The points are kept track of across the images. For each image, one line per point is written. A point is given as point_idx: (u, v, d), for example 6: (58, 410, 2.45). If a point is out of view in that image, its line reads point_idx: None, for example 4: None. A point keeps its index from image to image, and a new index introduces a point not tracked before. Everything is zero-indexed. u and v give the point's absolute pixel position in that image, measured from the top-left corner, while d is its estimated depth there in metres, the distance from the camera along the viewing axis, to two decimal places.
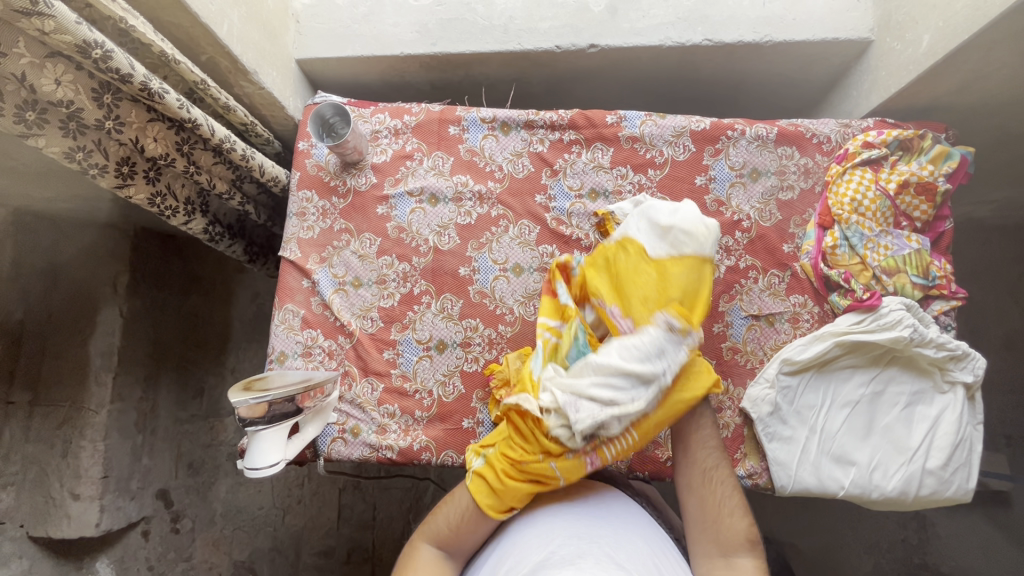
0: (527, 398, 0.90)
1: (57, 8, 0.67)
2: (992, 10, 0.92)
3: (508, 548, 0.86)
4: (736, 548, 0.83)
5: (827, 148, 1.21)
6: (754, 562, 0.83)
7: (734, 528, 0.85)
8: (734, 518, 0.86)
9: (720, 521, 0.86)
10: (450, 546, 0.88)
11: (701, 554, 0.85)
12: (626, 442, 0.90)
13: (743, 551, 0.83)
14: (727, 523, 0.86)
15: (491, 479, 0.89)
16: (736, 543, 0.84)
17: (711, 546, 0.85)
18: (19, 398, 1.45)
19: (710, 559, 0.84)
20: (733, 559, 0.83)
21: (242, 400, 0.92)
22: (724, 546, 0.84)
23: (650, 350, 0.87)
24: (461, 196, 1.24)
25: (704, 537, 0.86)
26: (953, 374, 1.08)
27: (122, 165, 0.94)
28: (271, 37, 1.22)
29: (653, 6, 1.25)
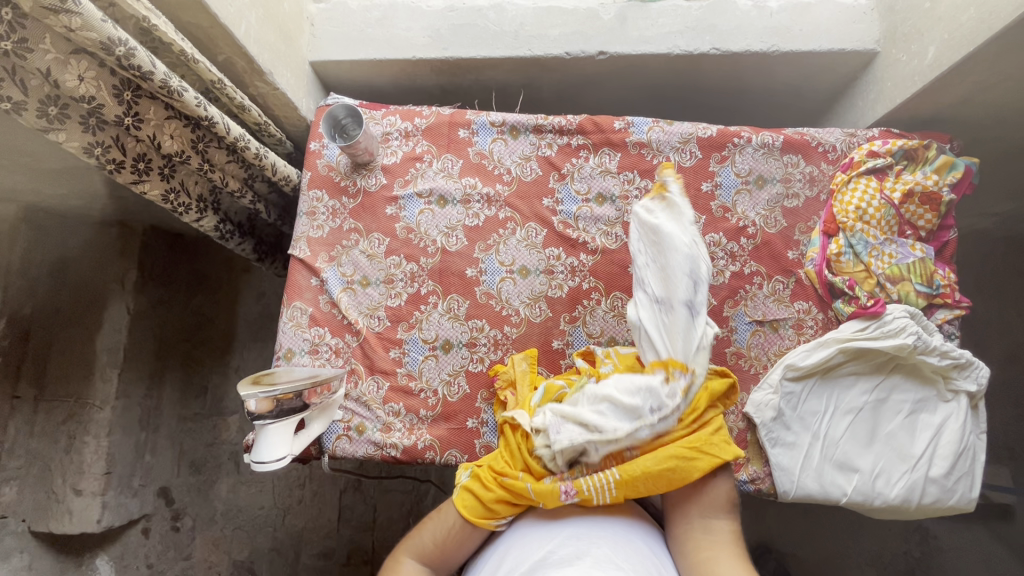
0: (522, 414, 0.99)
1: (84, 6, 0.69)
2: (997, 23, 0.93)
3: (505, 548, 0.86)
4: (716, 510, 0.89)
5: (833, 157, 1.22)
6: (732, 522, 0.88)
7: (718, 492, 0.90)
8: (715, 483, 0.91)
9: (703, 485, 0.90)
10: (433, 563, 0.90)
11: (682, 518, 0.90)
12: (610, 485, 0.88)
13: (723, 512, 0.89)
14: (710, 488, 0.90)
15: (474, 488, 0.92)
16: (718, 506, 0.89)
17: (694, 508, 0.89)
18: (25, 393, 1.43)
19: (691, 522, 0.88)
20: (714, 521, 0.88)
21: (253, 394, 0.93)
22: (707, 509, 0.89)
23: (642, 389, 0.92)
24: (469, 198, 1.25)
25: (685, 499, 0.91)
26: (956, 382, 1.09)
27: (138, 161, 0.96)
28: (287, 39, 1.24)
29: (661, 15, 1.27)
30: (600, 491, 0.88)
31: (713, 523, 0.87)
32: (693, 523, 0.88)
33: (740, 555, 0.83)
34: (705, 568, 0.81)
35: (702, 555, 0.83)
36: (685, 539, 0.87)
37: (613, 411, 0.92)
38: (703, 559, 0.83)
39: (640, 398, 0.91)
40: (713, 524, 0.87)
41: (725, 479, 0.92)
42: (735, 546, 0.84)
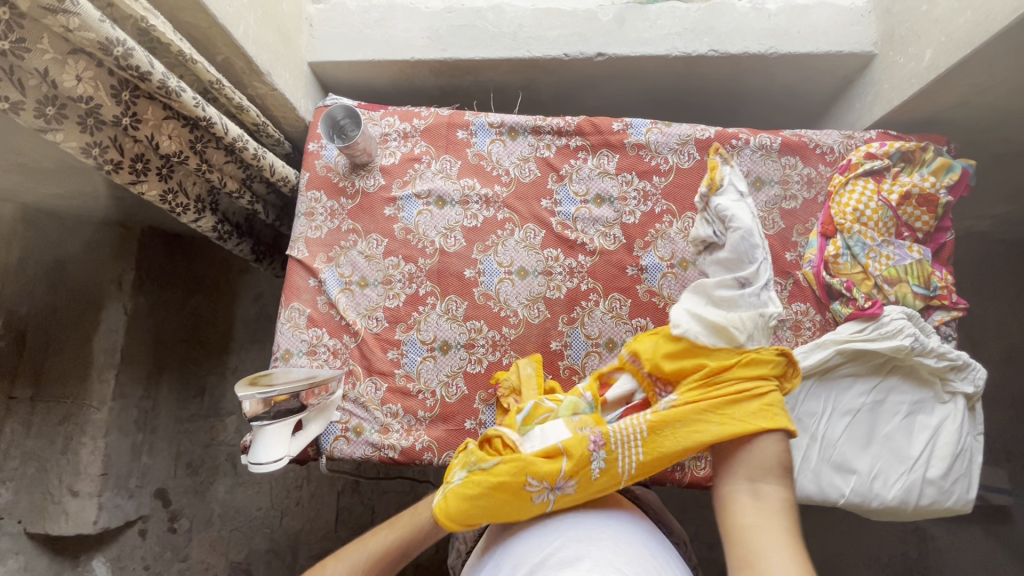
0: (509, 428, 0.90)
1: (83, 7, 0.69)
2: (994, 25, 0.94)
3: (508, 545, 0.84)
4: (767, 474, 0.78)
5: (830, 159, 1.23)
6: (787, 490, 0.77)
7: (771, 454, 0.79)
8: (769, 445, 0.80)
9: (753, 444, 0.80)
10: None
11: (727, 479, 0.80)
12: (631, 455, 0.83)
13: (776, 478, 0.77)
14: (761, 448, 0.80)
15: (478, 484, 0.82)
16: (769, 470, 0.78)
17: (742, 467, 0.79)
18: (21, 393, 1.41)
19: (736, 484, 0.78)
20: (764, 486, 0.77)
21: (248, 395, 0.93)
22: (756, 473, 0.78)
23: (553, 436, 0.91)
24: (468, 199, 1.25)
25: (732, 459, 0.81)
26: (952, 384, 1.09)
27: (136, 161, 0.96)
28: (285, 40, 1.24)
29: (660, 17, 1.27)
30: (621, 462, 0.83)
31: (763, 488, 0.77)
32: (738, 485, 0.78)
33: (791, 528, 0.72)
34: (743, 537, 0.72)
35: (743, 521, 0.74)
36: (727, 500, 0.78)
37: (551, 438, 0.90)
38: (743, 526, 0.73)
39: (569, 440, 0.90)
40: (763, 490, 0.77)
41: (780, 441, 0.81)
42: (787, 515, 0.74)
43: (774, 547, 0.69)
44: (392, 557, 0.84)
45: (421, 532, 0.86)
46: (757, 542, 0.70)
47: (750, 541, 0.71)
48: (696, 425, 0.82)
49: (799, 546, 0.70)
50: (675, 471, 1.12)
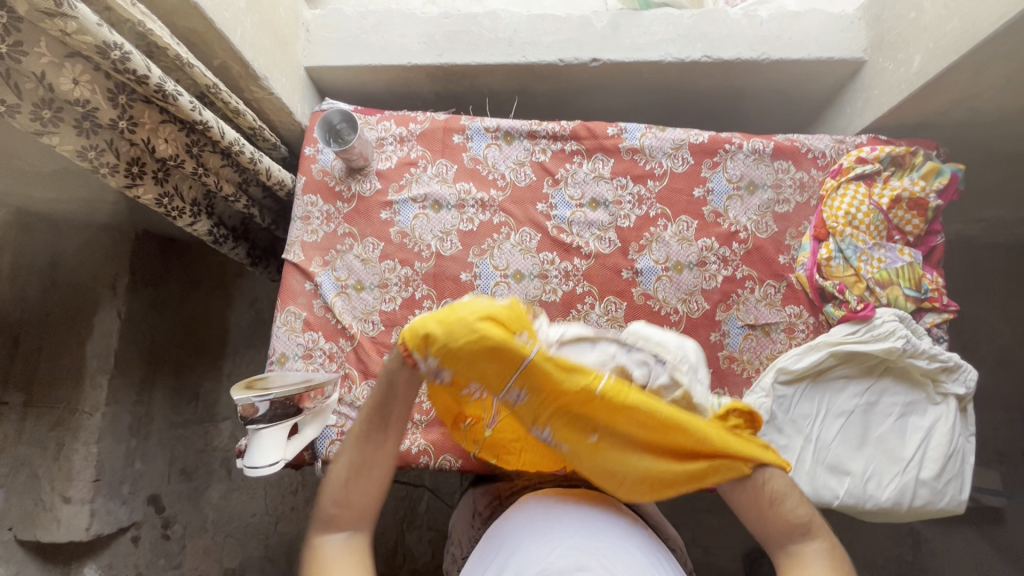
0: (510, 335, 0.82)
1: (80, 10, 0.70)
2: (981, 32, 0.95)
3: (504, 562, 0.76)
4: (797, 539, 0.73)
5: (822, 163, 1.24)
6: (822, 541, 0.73)
7: (791, 515, 0.74)
8: (786, 506, 0.74)
9: (769, 511, 0.74)
10: (352, 522, 0.77)
11: (767, 550, 0.76)
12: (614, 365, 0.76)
13: (805, 538, 0.73)
14: (781, 511, 0.74)
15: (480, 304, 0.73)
16: (796, 532, 0.73)
17: (769, 536, 0.75)
18: (14, 400, 1.43)
19: (776, 557, 0.74)
20: (800, 552, 0.72)
21: (246, 398, 0.96)
22: (785, 541, 0.73)
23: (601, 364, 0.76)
24: (463, 203, 1.26)
25: (760, 534, 0.76)
26: (945, 385, 1.10)
27: (132, 165, 0.96)
28: (282, 44, 1.25)
29: (653, 24, 1.29)
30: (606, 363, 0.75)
31: (800, 555, 0.72)
32: (779, 560, 0.74)
33: None
34: None
35: None
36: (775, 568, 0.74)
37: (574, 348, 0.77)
38: None
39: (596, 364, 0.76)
40: (801, 558, 0.72)
41: (794, 494, 0.75)
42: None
43: None
44: (373, 421, 0.80)
45: (385, 384, 0.80)
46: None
47: None
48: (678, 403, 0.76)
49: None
50: None
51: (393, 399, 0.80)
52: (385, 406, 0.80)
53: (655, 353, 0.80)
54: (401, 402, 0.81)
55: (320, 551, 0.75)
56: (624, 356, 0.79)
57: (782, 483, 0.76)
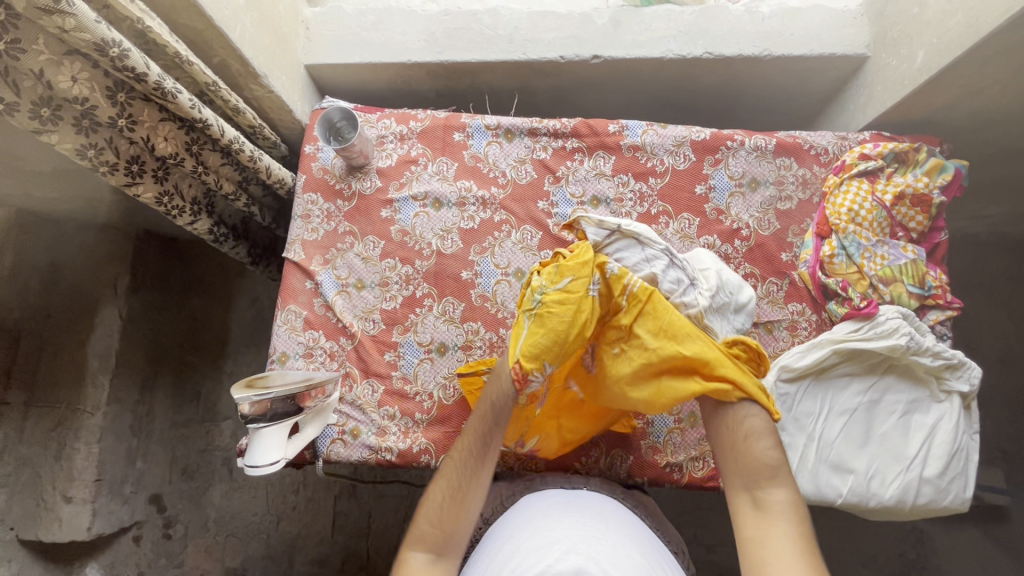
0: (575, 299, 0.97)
1: (78, 7, 0.69)
2: (984, 27, 0.95)
3: (504, 562, 0.75)
4: (763, 480, 0.79)
5: (824, 160, 1.24)
6: (788, 491, 0.78)
7: (762, 455, 0.80)
8: (757, 447, 0.81)
9: (741, 446, 0.82)
10: (440, 545, 0.81)
11: (731, 488, 0.82)
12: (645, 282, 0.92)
13: (771, 481, 0.79)
14: (752, 449, 0.81)
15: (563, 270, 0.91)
16: (763, 473, 0.79)
17: (738, 474, 0.81)
18: (14, 399, 1.41)
19: (739, 493, 0.81)
20: (763, 493, 0.78)
21: (247, 396, 0.95)
22: (751, 480, 0.80)
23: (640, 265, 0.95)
24: (464, 201, 1.25)
25: (728, 471, 0.83)
26: (949, 383, 1.09)
27: (132, 163, 0.96)
28: (282, 42, 1.24)
29: (655, 20, 1.28)
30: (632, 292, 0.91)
31: (763, 496, 0.78)
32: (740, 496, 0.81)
33: (799, 533, 0.74)
34: (749, 546, 0.75)
35: (746, 531, 0.76)
36: (735, 510, 0.80)
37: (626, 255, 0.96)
38: (747, 535, 0.76)
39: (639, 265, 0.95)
40: (763, 497, 0.78)
41: (767, 437, 0.82)
42: (791, 522, 0.75)
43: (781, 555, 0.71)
44: (473, 448, 0.89)
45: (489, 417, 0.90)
46: (765, 561, 0.72)
47: (757, 554, 0.73)
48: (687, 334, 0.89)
49: (808, 555, 0.71)
50: (674, 472, 1.11)
51: (494, 433, 0.89)
52: (486, 437, 0.89)
53: (693, 277, 0.94)
54: (500, 432, 0.90)
55: (405, 566, 0.80)
56: (664, 269, 0.94)
57: (756, 424, 0.83)
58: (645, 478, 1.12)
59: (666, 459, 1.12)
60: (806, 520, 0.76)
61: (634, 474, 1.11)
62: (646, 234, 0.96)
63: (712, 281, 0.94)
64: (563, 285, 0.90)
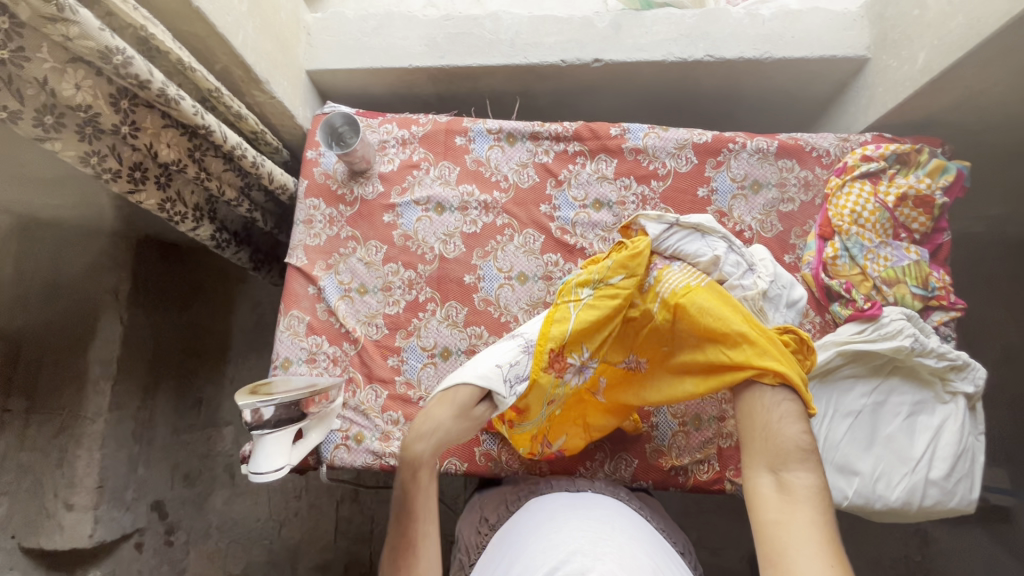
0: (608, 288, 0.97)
1: (82, 15, 0.69)
2: (986, 28, 0.95)
3: (513, 565, 0.75)
4: (789, 461, 0.78)
5: (826, 161, 1.24)
6: (815, 477, 0.76)
7: (792, 438, 0.79)
8: (788, 429, 0.80)
9: (772, 428, 0.81)
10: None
11: (752, 472, 0.80)
12: (685, 284, 0.93)
13: (798, 464, 0.77)
14: (782, 432, 0.80)
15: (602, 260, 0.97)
16: (792, 456, 0.78)
17: (763, 455, 0.80)
18: (16, 406, 1.42)
19: (762, 475, 0.79)
20: (788, 476, 0.77)
21: (249, 404, 0.94)
22: (776, 461, 0.78)
23: (704, 250, 0.98)
24: (467, 205, 1.25)
25: (753, 451, 0.82)
26: (953, 384, 1.09)
27: (134, 170, 0.96)
28: (284, 48, 1.24)
29: (655, 23, 1.28)
30: (668, 286, 0.93)
31: (787, 478, 0.76)
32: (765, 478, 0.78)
33: (822, 518, 0.71)
34: (771, 529, 0.72)
35: (767, 516, 0.74)
36: (754, 494, 0.78)
37: (687, 241, 0.98)
38: (769, 520, 0.73)
39: (700, 251, 0.97)
40: (787, 479, 0.76)
41: (799, 422, 0.81)
42: (814, 506, 0.73)
43: (806, 538, 0.68)
44: (401, 545, 0.80)
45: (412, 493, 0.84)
46: (782, 539, 0.70)
47: (777, 538, 0.70)
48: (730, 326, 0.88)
49: (830, 539, 0.68)
50: (679, 475, 1.11)
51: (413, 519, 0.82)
52: (405, 528, 0.81)
53: (750, 263, 1.00)
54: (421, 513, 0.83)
55: None
56: (724, 251, 0.98)
57: (789, 408, 0.83)
58: (650, 481, 1.11)
59: (672, 462, 1.11)
60: (830, 508, 0.73)
61: (639, 477, 1.11)
62: (706, 224, 0.99)
63: (768, 272, 1.01)
64: (614, 282, 0.94)
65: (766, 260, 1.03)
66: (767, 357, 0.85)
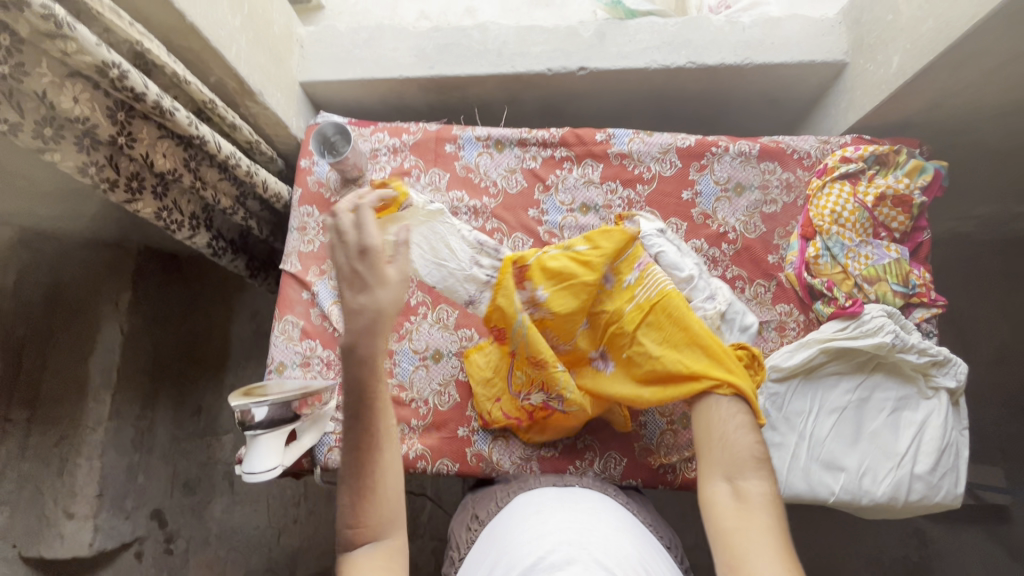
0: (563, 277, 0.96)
1: (79, 32, 0.73)
2: (956, 31, 0.98)
3: (498, 558, 0.76)
4: (744, 471, 0.80)
5: (808, 163, 1.27)
6: (767, 486, 0.79)
7: (747, 447, 0.82)
8: (741, 439, 0.82)
9: (726, 436, 0.83)
10: (375, 532, 0.67)
11: (708, 480, 0.81)
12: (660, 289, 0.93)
13: (753, 474, 0.79)
14: (737, 442, 0.82)
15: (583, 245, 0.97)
16: (747, 465, 0.80)
17: (720, 464, 0.82)
18: (18, 416, 1.43)
19: (718, 484, 0.80)
20: (743, 484, 0.79)
21: (241, 404, 0.98)
22: (733, 470, 0.80)
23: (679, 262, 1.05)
24: (456, 211, 1.28)
25: (709, 459, 0.83)
26: (936, 379, 1.11)
27: (132, 179, 0.98)
28: (277, 60, 1.28)
29: (639, 32, 1.32)
30: (645, 288, 0.93)
31: (743, 486, 0.78)
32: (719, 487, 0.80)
33: (777, 525, 0.74)
34: (731, 538, 0.73)
35: (726, 526, 0.75)
36: (710, 502, 0.79)
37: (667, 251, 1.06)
38: (728, 531, 0.74)
39: (677, 261, 1.05)
40: (742, 487, 0.78)
41: (752, 432, 0.83)
42: (769, 513, 0.75)
43: (765, 546, 0.70)
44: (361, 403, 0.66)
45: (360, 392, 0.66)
46: (741, 547, 0.71)
47: (738, 549, 0.71)
48: (693, 336, 0.90)
49: (784, 546, 0.71)
50: (667, 473, 1.13)
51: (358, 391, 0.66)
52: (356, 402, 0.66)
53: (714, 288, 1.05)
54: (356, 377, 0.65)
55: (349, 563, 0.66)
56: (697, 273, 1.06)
57: (744, 419, 0.85)
58: (638, 480, 1.13)
59: (660, 460, 1.13)
60: (782, 515, 0.76)
61: (627, 476, 1.13)
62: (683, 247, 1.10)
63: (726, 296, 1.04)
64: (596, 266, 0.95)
65: (725, 288, 1.05)
66: (722, 371, 0.88)
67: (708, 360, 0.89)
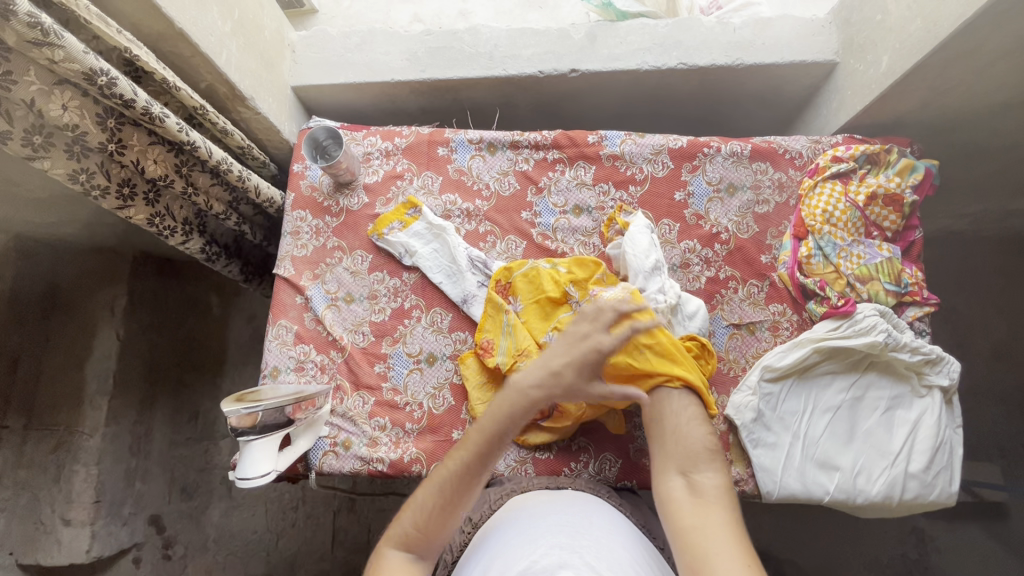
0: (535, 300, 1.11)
1: (67, 40, 0.73)
2: (943, 31, 0.98)
3: (489, 563, 0.76)
4: (698, 463, 0.82)
5: (799, 163, 1.27)
6: (720, 477, 0.81)
7: (698, 441, 0.85)
8: (693, 433, 0.86)
9: (680, 432, 0.86)
10: (422, 547, 0.76)
11: (662, 476, 0.83)
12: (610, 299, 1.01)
13: (706, 465, 0.82)
14: (688, 436, 0.85)
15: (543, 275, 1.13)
16: (701, 457, 0.83)
17: (675, 458, 0.84)
18: (14, 423, 1.43)
19: (672, 478, 0.82)
20: (697, 477, 0.81)
21: (235, 409, 0.97)
22: (687, 463, 0.82)
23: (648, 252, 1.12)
24: (450, 213, 1.29)
25: (664, 455, 0.86)
26: (929, 377, 1.11)
27: (123, 186, 0.99)
28: (268, 65, 1.28)
29: (630, 33, 1.32)
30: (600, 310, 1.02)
31: (697, 478, 0.80)
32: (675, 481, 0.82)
33: (731, 516, 0.75)
34: (689, 528, 0.73)
35: (684, 519, 0.75)
36: (667, 498, 0.80)
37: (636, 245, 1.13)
38: (687, 522, 0.74)
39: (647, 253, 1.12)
40: (697, 480, 0.80)
41: (703, 426, 0.88)
42: (723, 503, 0.77)
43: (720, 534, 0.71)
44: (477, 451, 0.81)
45: (494, 435, 0.82)
46: (698, 537, 0.72)
47: (695, 538, 0.72)
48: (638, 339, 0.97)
49: (739, 534, 0.72)
50: None
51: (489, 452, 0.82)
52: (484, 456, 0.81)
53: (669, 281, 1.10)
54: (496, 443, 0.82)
55: (382, 561, 0.75)
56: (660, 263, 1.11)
57: (694, 412, 0.90)
58: (633, 481, 1.13)
59: None
60: (736, 505, 0.78)
61: (622, 478, 1.13)
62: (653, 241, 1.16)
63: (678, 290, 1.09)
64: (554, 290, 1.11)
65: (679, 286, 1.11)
66: (673, 367, 0.94)
67: (657, 358, 0.95)
